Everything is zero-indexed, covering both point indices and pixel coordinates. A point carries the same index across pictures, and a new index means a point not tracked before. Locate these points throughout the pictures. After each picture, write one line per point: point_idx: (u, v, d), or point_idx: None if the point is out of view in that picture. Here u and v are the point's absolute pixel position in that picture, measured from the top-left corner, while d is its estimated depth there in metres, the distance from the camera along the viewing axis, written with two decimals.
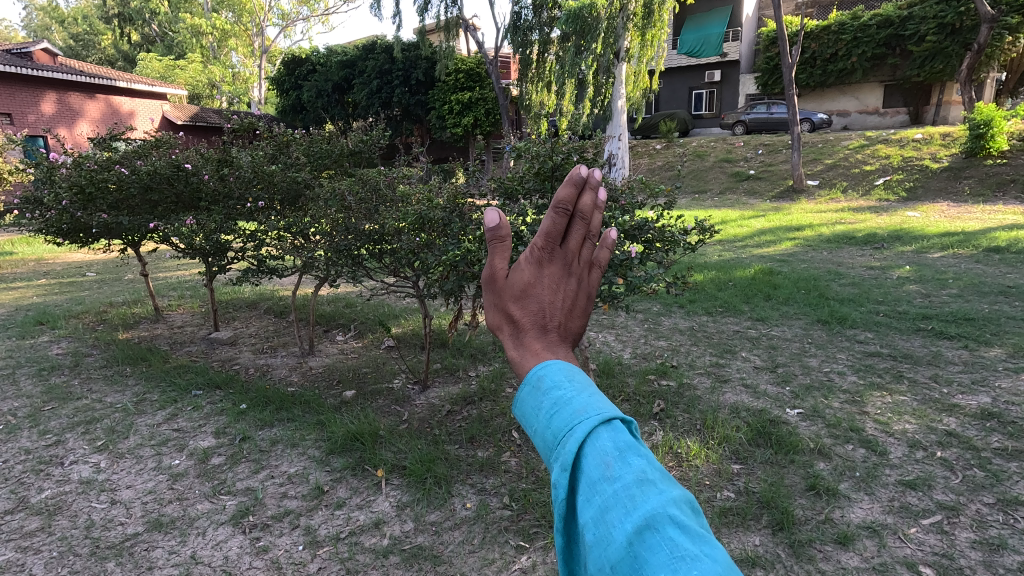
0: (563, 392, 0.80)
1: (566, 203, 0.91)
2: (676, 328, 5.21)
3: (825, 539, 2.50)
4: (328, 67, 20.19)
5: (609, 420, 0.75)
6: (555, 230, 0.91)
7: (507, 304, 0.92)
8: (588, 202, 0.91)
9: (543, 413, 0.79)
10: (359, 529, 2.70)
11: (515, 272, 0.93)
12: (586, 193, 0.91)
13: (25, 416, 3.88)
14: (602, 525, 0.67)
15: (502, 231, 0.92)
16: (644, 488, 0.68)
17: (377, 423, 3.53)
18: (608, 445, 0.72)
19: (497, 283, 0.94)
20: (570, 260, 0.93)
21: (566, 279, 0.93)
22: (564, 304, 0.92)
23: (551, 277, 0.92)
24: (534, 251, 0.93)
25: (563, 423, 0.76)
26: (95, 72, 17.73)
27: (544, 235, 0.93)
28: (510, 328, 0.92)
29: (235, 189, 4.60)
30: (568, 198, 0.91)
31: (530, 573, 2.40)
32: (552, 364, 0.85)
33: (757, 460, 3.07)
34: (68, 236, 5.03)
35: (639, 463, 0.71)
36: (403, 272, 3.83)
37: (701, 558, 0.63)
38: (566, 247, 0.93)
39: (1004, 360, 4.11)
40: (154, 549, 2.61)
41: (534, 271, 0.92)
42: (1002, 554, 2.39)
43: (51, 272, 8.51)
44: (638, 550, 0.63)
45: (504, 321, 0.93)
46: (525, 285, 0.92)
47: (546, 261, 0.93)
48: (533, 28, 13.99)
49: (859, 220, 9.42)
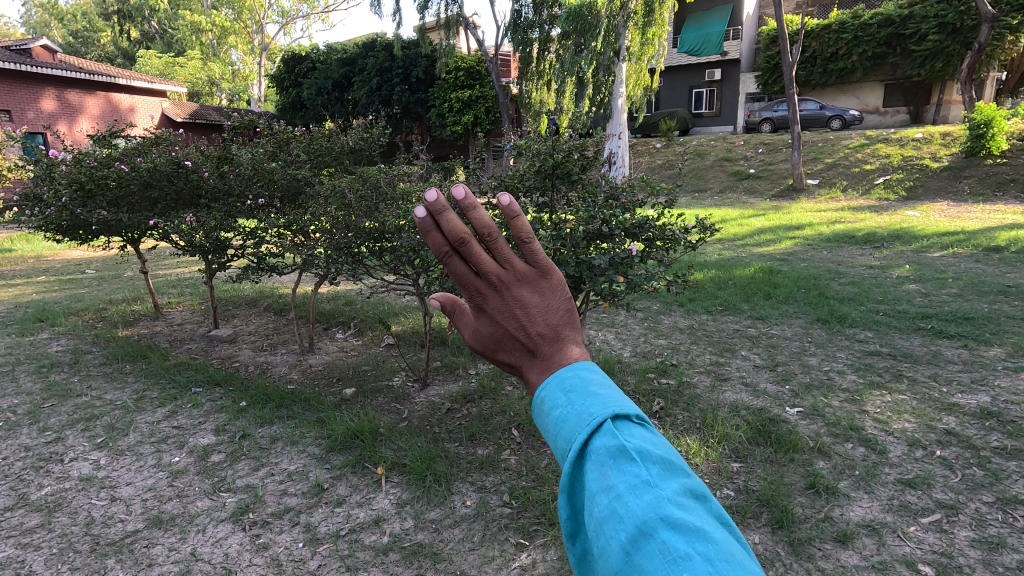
0: (560, 410, 0.80)
1: (440, 250, 0.85)
2: (676, 326, 5.21)
3: (825, 537, 2.51)
4: (328, 65, 20.16)
5: (600, 426, 0.74)
6: (462, 275, 0.88)
7: (493, 355, 0.96)
8: (447, 228, 0.83)
9: (547, 432, 0.80)
10: (359, 527, 2.70)
11: (478, 328, 0.96)
12: (441, 222, 0.84)
13: (24, 413, 3.88)
14: (602, 538, 0.68)
15: (455, 305, 1.05)
16: (637, 494, 0.68)
17: (377, 420, 3.53)
18: (601, 455, 0.72)
19: (477, 344, 0.98)
20: (496, 281, 0.88)
21: (511, 296, 0.89)
22: (527, 315, 0.89)
23: (497, 305, 0.90)
24: (471, 300, 0.93)
25: (562, 440, 0.76)
26: (94, 69, 17.69)
27: (459, 283, 0.90)
28: (513, 371, 0.95)
29: (235, 187, 4.52)
30: (437, 244, 0.85)
31: (530, 571, 2.40)
32: (550, 381, 0.86)
33: (757, 459, 3.08)
34: (67, 233, 5.03)
35: (633, 467, 0.70)
36: (403, 270, 3.82)
37: (691, 558, 0.62)
38: (482, 273, 0.88)
39: (1004, 360, 4.12)
40: (154, 546, 2.61)
41: (485, 317, 0.92)
42: (1000, 552, 2.40)
43: (50, 268, 8.50)
44: (633, 558, 0.64)
45: (504, 364, 0.97)
46: (490, 335, 0.93)
47: (483, 301, 0.91)
48: (533, 25, 13.96)
49: (859, 220, 9.43)
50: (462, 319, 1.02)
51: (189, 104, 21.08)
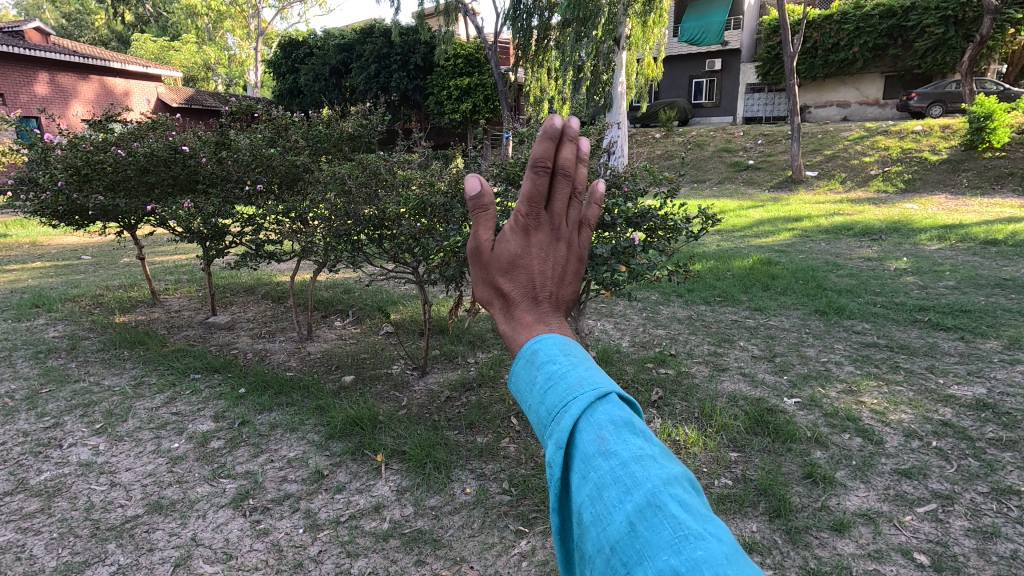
0: (557, 367, 0.77)
1: (544, 160, 0.85)
2: (674, 316, 5.22)
3: (821, 526, 2.53)
4: (325, 51, 19.96)
5: (605, 395, 0.73)
6: (537, 189, 0.85)
7: (496, 277, 0.88)
8: (566, 154, 0.84)
9: (537, 387, 0.76)
10: (359, 513, 2.71)
11: (500, 243, 0.89)
12: (565, 146, 0.85)
13: (22, 398, 3.87)
14: (600, 505, 0.64)
15: (488, 200, 0.90)
16: (644, 466, 0.66)
17: (376, 408, 3.54)
18: (603, 420, 0.70)
19: (485, 256, 0.90)
20: (558, 223, 0.88)
21: (556, 244, 0.88)
22: (554, 268, 0.87)
23: (541, 242, 0.88)
24: (521, 217, 0.88)
25: (559, 398, 0.73)
26: (87, 52, 17.46)
27: (528, 196, 0.86)
28: (501, 302, 0.89)
29: (233, 172, 4.50)
30: (545, 154, 0.85)
31: (530, 557, 2.42)
32: (546, 336, 0.82)
33: (755, 449, 3.10)
34: (62, 218, 4.97)
35: (637, 440, 0.69)
36: (403, 259, 3.77)
37: (705, 537, 0.60)
38: (552, 208, 0.87)
39: (1000, 352, 4.14)
40: (154, 531, 2.62)
41: (521, 240, 0.88)
42: (995, 542, 2.42)
43: (45, 254, 8.41)
44: (639, 530, 0.61)
45: (494, 296, 0.89)
46: (513, 257, 0.87)
47: (534, 228, 0.88)
48: (533, 13, 13.61)
49: (857, 212, 9.45)
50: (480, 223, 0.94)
51: (185, 89, 20.88)
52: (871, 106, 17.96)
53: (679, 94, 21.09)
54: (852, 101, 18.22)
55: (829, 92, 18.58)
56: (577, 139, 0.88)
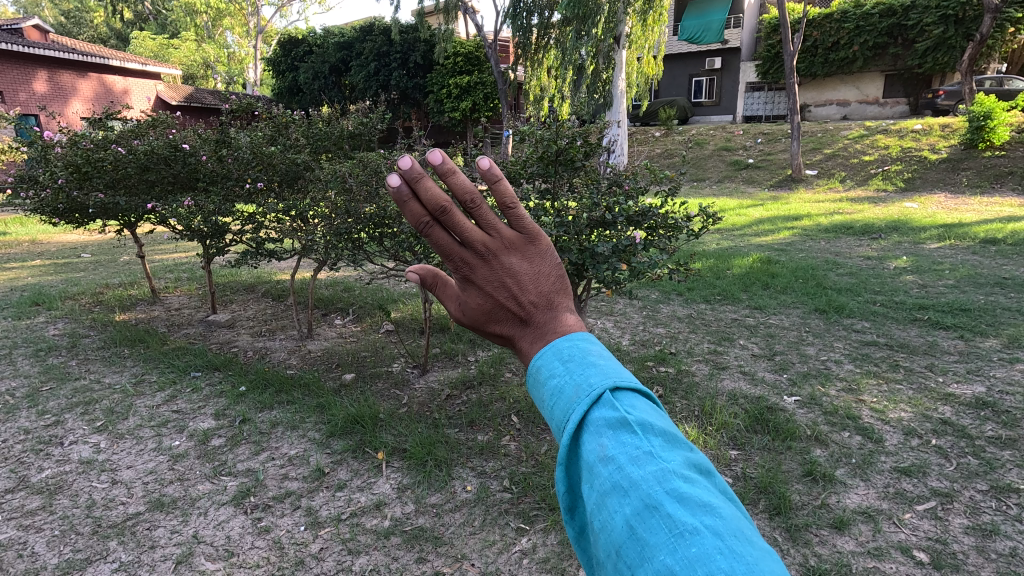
0: (557, 380, 0.77)
1: (420, 220, 0.83)
2: (674, 315, 5.23)
3: (821, 523, 2.54)
4: (325, 49, 19.96)
5: (600, 398, 0.72)
6: (445, 244, 0.85)
7: (485, 331, 0.92)
8: (424, 197, 0.81)
9: (545, 403, 0.77)
10: (359, 511, 2.72)
11: (466, 302, 0.92)
12: (419, 193, 0.82)
13: (23, 396, 3.87)
14: (603, 511, 0.66)
15: (435, 277, 0.95)
16: (639, 466, 0.66)
17: (377, 406, 3.54)
18: (600, 426, 0.70)
19: (466, 320, 0.94)
20: (480, 249, 0.86)
21: (497, 263, 0.87)
22: (518, 282, 0.87)
23: (486, 275, 0.87)
24: (456, 272, 0.89)
25: (560, 412, 0.74)
26: (87, 50, 17.44)
27: (441, 255, 0.87)
28: (508, 343, 0.92)
29: (233, 170, 4.52)
30: (417, 214, 0.83)
31: (531, 554, 2.43)
32: (545, 350, 0.83)
33: (754, 446, 3.11)
34: (62, 216, 4.96)
35: (633, 439, 0.68)
36: (403, 257, 3.78)
37: (701, 533, 0.60)
38: (467, 242, 0.85)
39: (1000, 351, 4.15)
40: (156, 528, 2.63)
41: (474, 289, 0.89)
42: (994, 539, 2.43)
43: (45, 252, 8.42)
44: (639, 533, 0.62)
45: (498, 341, 0.93)
46: (481, 308, 0.89)
47: (471, 270, 0.88)
48: (533, 11, 13.60)
49: (857, 210, 9.47)
50: (447, 293, 0.97)
51: (184, 88, 20.86)
52: (871, 105, 17.96)
53: (679, 93, 21.10)
54: (853, 100, 18.22)
55: (829, 91, 18.58)
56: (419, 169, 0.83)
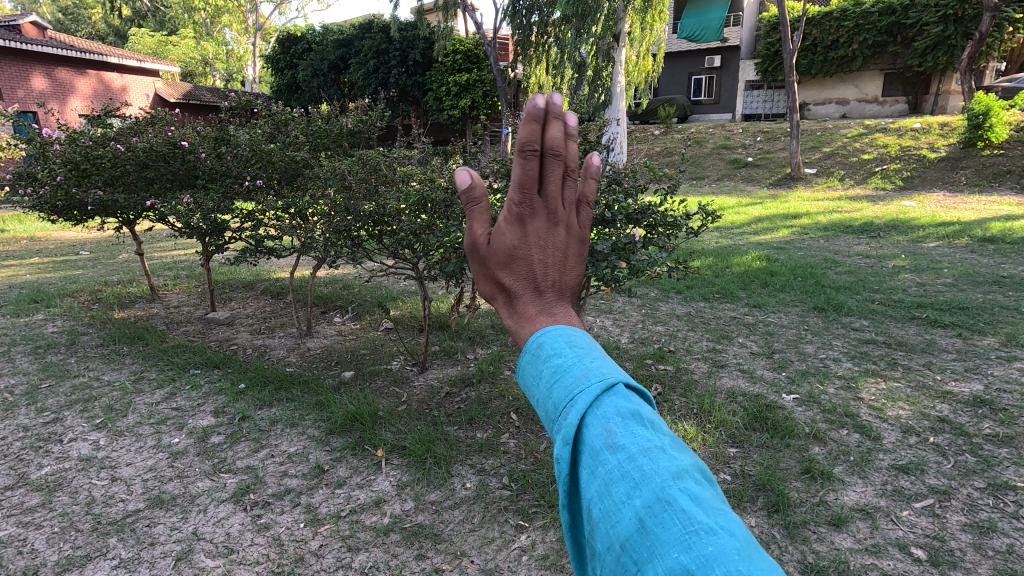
0: (562, 360, 0.76)
1: (531, 144, 0.82)
2: (673, 313, 5.24)
3: (819, 521, 2.55)
4: (324, 47, 19.95)
5: (612, 387, 0.72)
6: (528, 179, 0.83)
7: (496, 270, 0.86)
8: (552, 132, 0.81)
9: (543, 382, 0.76)
10: (359, 508, 2.72)
11: (497, 236, 0.87)
12: (550, 125, 0.82)
13: (22, 393, 3.87)
14: (608, 502, 0.65)
15: (481, 190, 0.86)
16: (652, 459, 0.66)
17: (376, 403, 3.55)
18: (610, 413, 0.70)
19: (483, 252, 0.89)
20: (553, 207, 0.85)
21: (554, 231, 0.86)
22: (557, 257, 0.85)
23: (539, 232, 0.86)
24: (515, 207, 0.85)
25: (565, 392, 0.73)
26: (85, 47, 17.37)
27: (518, 184, 0.84)
28: (503, 297, 0.87)
29: (232, 168, 4.53)
30: (532, 137, 0.82)
31: (530, 551, 2.44)
32: (551, 330, 0.81)
33: (753, 444, 3.11)
34: (61, 214, 4.95)
35: (645, 432, 0.69)
36: (403, 255, 3.78)
37: (715, 532, 0.60)
38: (546, 192, 0.84)
39: (998, 349, 4.16)
40: (155, 525, 2.63)
41: (519, 230, 0.85)
42: (991, 537, 2.44)
43: (44, 250, 8.43)
44: (648, 527, 0.61)
45: (495, 289, 0.88)
46: (511, 249, 0.85)
47: (530, 215, 0.85)
48: (533, 9, 13.54)
49: (856, 209, 9.49)
50: (479, 215, 0.91)
51: (182, 85, 20.83)
52: (871, 103, 17.95)
53: (679, 91, 21.09)
54: (852, 98, 18.20)
55: (829, 89, 18.58)
56: (566, 120, 0.85)
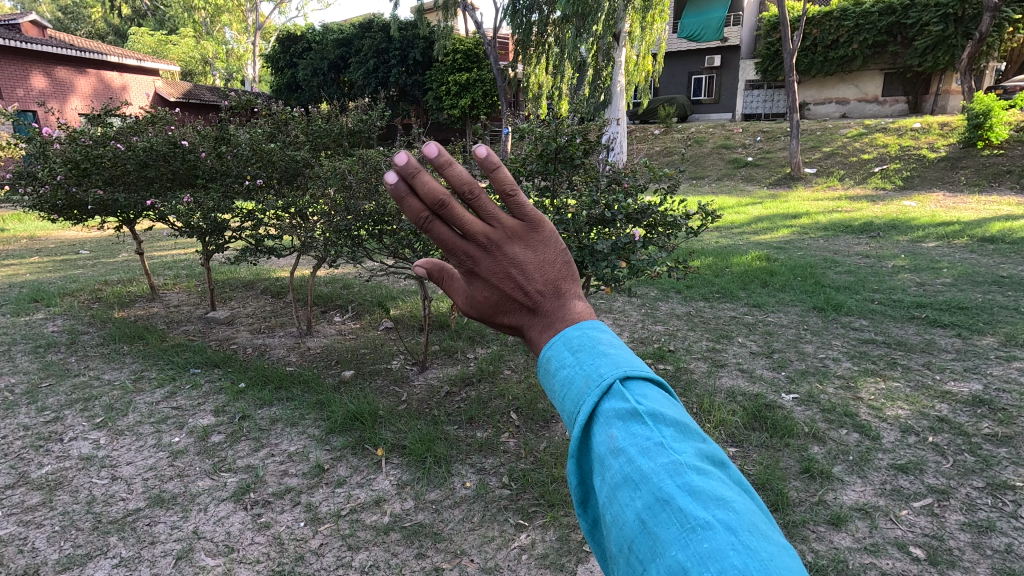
0: (567, 370, 0.77)
1: (420, 219, 0.81)
2: (673, 312, 5.25)
3: (818, 520, 2.56)
4: (324, 46, 19.94)
5: (610, 389, 0.72)
6: (446, 239, 0.84)
7: (493, 323, 0.91)
8: (425, 192, 0.79)
9: (556, 394, 0.77)
10: (359, 507, 2.73)
11: (472, 295, 0.91)
12: (419, 183, 0.80)
13: (22, 392, 3.87)
14: (614, 505, 0.66)
15: (444, 269, 0.99)
16: (650, 458, 0.66)
17: (377, 403, 3.55)
18: (610, 416, 0.70)
19: (474, 313, 0.93)
20: (482, 242, 0.84)
21: (499, 257, 0.85)
22: (524, 273, 0.85)
23: (491, 267, 0.86)
24: (460, 265, 0.88)
25: (572, 403, 0.74)
26: (85, 45, 17.37)
27: (445, 251, 0.85)
28: (517, 333, 0.91)
29: (233, 167, 4.54)
30: (416, 214, 0.81)
31: (530, 550, 2.45)
32: (556, 340, 0.82)
33: (752, 444, 3.12)
34: (61, 213, 4.95)
35: (643, 430, 0.68)
36: (403, 254, 3.78)
37: (713, 527, 0.60)
38: (470, 234, 0.83)
39: (997, 348, 4.17)
40: (156, 524, 2.63)
41: (479, 282, 0.87)
42: (989, 536, 2.45)
43: (44, 249, 8.44)
44: (650, 527, 0.62)
45: (509, 330, 0.92)
46: (487, 300, 0.88)
47: (474, 264, 0.86)
48: (533, 8, 13.51)
49: (856, 209, 9.48)
50: (453, 285, 0.96)
51: (182, 84, 20.83)
52: (871, 103, 17.96)
53: (679, 90, 21.09)
54: (852, 98, 18.21)
55: (829, 89, 18.58)
56: (421, 159, 0.80)
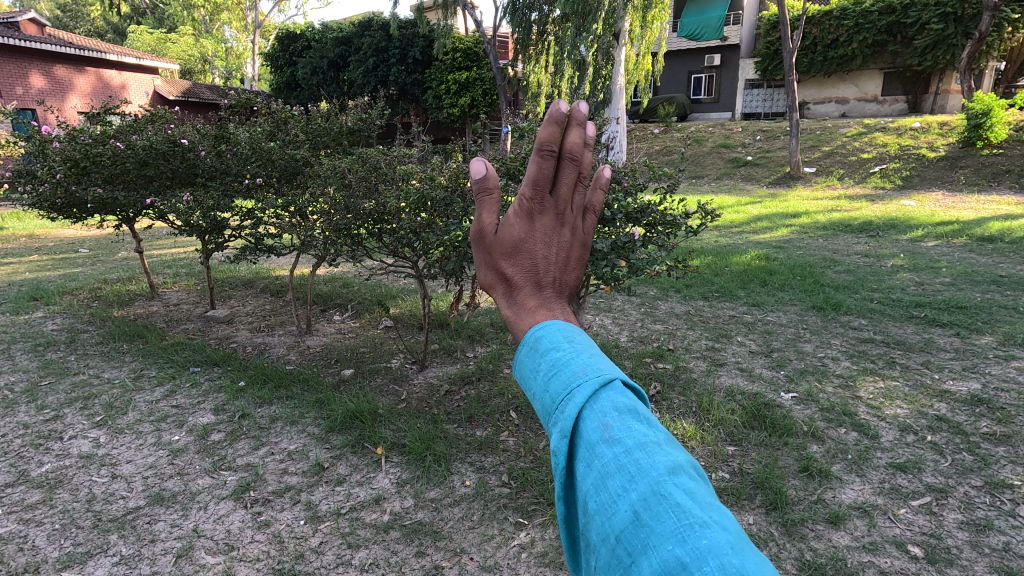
0: (560, 354, 0.77)
1: (551, 144, 0.84)
2: (673, 311, 5.25)
3: (817, 518, 2.56)
4: (323, 44, 19.92)
5: (609, 382, 0.73)
6: (540, 176, 0.85)
7: (499, 260, 0.87)
8: (573, 137, 0.84)
9: (540, 375, 0.76)
10: (359, 505, 2.73)
11: (504, 227, 0.88)
12: (570, 130, 0.84)
13: (22, 391, 3.87)
14: (604, 494, 0.65)
15: (492, 183, 0.88)
16: (649, 454, 0.67)
17: (376, 401, 3.55)
18: (607, 406, 0.71)
19: (488, 239, 0.89)
20: (563, 208, 0.87)
21: (561, 229, 0.87)
22: (560, 256, 0.87)
23: (546, 230, 0.87)
24: (526, 202, 0.87)
25: (562, 385, 0.73)
26: (84, 44, 17.33)
27: (532, 180, 0.86)
28: (503, 286, 0.87)
29: (232, 166, 4.54)
30: (552, 137, 0.84)
31: (529, 549, 2.46)
32: (549, 324, 0.82)
33: (751, 442, 3.13)
34: (60, 211, 4.94)
35: (641, 427, 0.70)
36: (402, 253, 3.78)
37: (709, 526, 0.61)
38: (557, 193, 0.86)
39: (995, 348, 4.18)
40: (156, 522, 2.64)
41: (527, 225, 0.87)
42: (987, 534, 2.46)
43: (43, 247, 8.42)
44: (644, 519, 0.62)
45: (496, 278, 0.89)
46: (517, 242, 0.86)
47: (539, 212, 0.87)
48: (533, 7, 13.43)
49: (855, 208, 9.48)
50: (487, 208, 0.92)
51: (182, 82, 20.79)
52: (871, 102, 17.97)
53: (678, 89, 21.08)
54: (852, 97, 18.21)
55: (829, 89, 18.59)
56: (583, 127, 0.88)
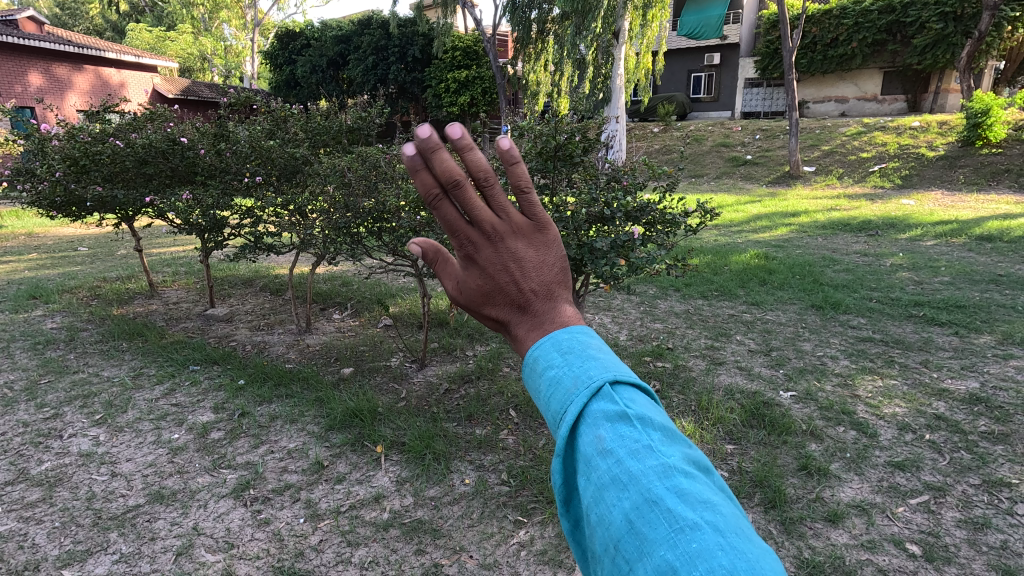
0: (555, 370, 0.77)
1: (431, 193, 0.79)
2: (672, 310, 5.25)
3: (816, 516, 2.57)
4: (322, 43, 19.88)
5: (598, 391, 0.73)
6: (451, 220, 0.82)
7: (480, 310, 0.89)
8: (441, 167, 0.77)
9: (541, 394, 0.77)
10: (359, 503, 2.73)
11: (465, 281, 0.89)
12: (436, 161, 0.77)
13: (22, 389, 3.87)
14: (602, 506, 0.66)
15: (436, 251, 0.92)
16: (640, 459, 0.67)
17: (376, 399, 3.55)
18: (598, 418, 0.71)
19: (462, 299, 0.91)
20: (489, 231, 0.83)
21: (500, 248, 0.84)
22: (522, 269, 0.85)
23: (491, 257, 0.85)
24: (460, 250, 0.86)
25: (559, 403, 0.74)
26: (83, 41, 17.26)
27: (447, 229, 0.83)
28: (502, 327, 0.90)
29: (232, 164, 4.52)
30: (427, 186, 0.79)
31: (529, 547, 2.46)
32: (545, 341, 0.82)
33: (751, 441, 3.13)
34: (59, 210, 4.94)
35: (633, 432, 0.69)
36: (402, 252, 3.77)
37: (702, 529, 0.61)
38: (476, 220, 0.82)
39: (994, 347, 4.19)
40: (156, 520, 2.64)
41: (476, 269, 0.86)
42: (985, 532, 2.47)
43: (42, 245, 8.41)
44: (638, 527, 0.63)
45: (493, 322, 0.91)
46: (481, 289, 0.86)
47: (475, 251, 0.85)
48: (533, 6, 13.39)
49: (854, 207, 9.48)
50: (443, 268, 0.93)
51: (181, 80, 20.73)
52: (870, 101, 17.98)
53: (678, 88, 21.08)
54: (852, 96, 18.22)
55: (828, 88, 18.60)
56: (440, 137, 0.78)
